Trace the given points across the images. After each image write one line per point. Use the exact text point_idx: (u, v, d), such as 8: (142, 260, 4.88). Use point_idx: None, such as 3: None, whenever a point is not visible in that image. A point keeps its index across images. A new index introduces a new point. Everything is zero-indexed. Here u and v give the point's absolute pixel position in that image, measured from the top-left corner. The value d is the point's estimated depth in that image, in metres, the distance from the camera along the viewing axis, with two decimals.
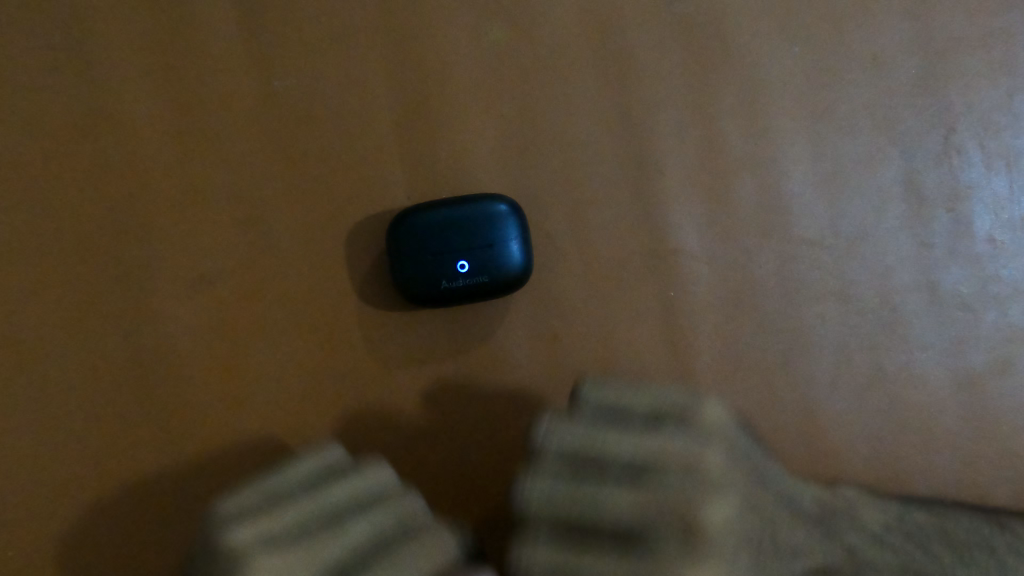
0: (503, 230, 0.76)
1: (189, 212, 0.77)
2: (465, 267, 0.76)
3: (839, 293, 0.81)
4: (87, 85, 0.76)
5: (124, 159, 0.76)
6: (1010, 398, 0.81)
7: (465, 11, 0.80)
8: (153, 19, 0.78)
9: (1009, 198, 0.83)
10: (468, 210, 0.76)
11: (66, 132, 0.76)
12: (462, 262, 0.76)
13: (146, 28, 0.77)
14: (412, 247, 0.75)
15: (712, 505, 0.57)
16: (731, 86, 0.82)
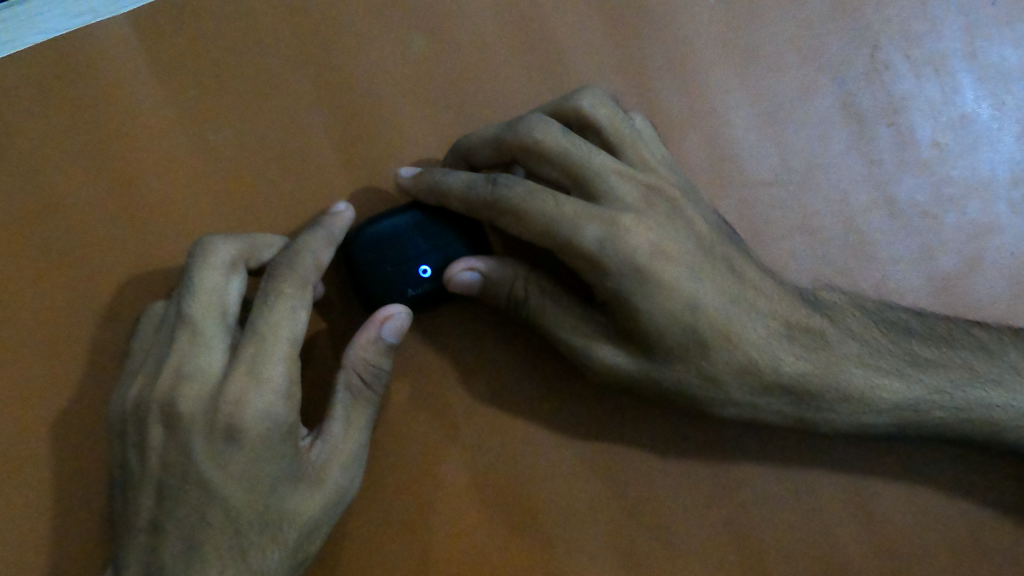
0: (459, 227, 0.76)
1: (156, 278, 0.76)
2: (429, 271, 0.74)
3: (802, 226, 0.83)
4: (28, 176, 0.76)
5: (81, 240, 0.76)
6: (986, 291, 0.83)
7: (383, 26, 0.80)
8: (76, 96, 0.76)
9: (944, 101, 0.85)
10: (421, 214, 0.75)
11: (19, 227, 0.76)
12: (425, 266, 0.74)
13: (72, 106, 0.76)
14: (371, 258, 0.73)
15: (580, 227, 0.68)
16: (657, 49, 0.83)
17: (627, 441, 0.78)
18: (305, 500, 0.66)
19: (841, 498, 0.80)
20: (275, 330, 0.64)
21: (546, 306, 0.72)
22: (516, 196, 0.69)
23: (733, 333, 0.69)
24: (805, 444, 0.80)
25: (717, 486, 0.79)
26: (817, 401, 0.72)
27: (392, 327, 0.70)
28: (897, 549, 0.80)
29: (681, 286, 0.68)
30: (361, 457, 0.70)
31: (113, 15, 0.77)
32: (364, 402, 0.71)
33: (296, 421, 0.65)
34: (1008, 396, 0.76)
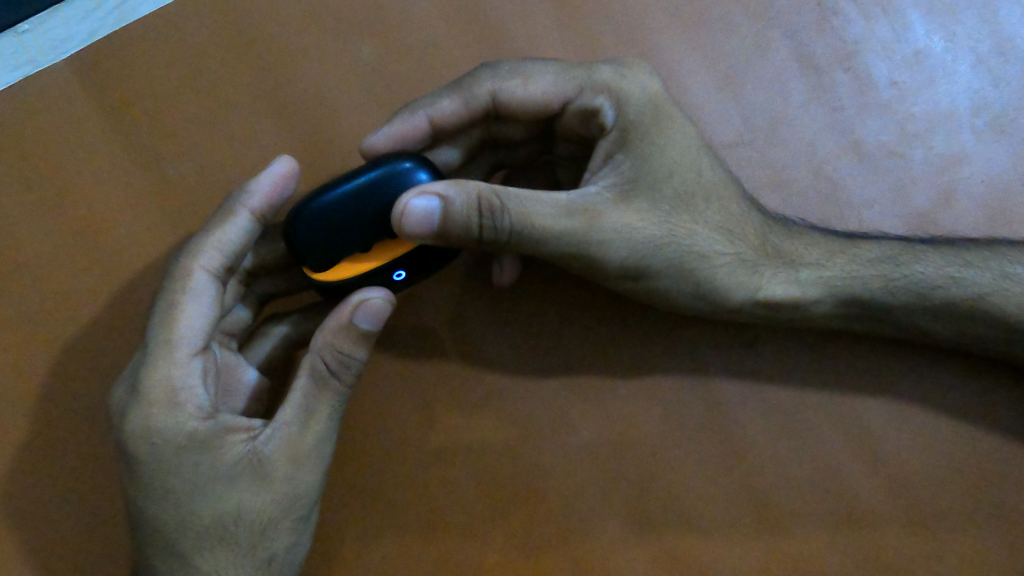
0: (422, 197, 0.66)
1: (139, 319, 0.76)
2: (402, 274, 0.68)
3: (774, 181, 0.82)
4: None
5: (59, 293, 0.76)
6: (962, 222, 0.83)
7: (333, 45, 0.80)
8: (38, 153, 0.77)
9: (896, 40, 0.85)
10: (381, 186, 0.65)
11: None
12: (400, 270, 0.67)
13: (36, 164, 0.77)
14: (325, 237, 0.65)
15: (597, 74, 0.74)
16: (608, 27, 0.83)
17: (629, 420, 0.76)
18: (248, 498, 0.61)
19: (852, 448, 0.77)
20: (158, 339, 0.63)
21: (529, 203, 0.65)
22: (520, 67, 0.75)
23: (724, 183, 0.74)
24: (811, 396, 0.77)
25: (728, 452, 0.76)
26: (797, 257, 0.76)
27: (369, 311, 0.62)
28: (919, 495, 0.76)
29: (688, 126, 0.74)
30: (321, 454, 0.63)
31: (54, 62, 0.77)
32: (330, 391, 0.63)
33: (196, 431, 0.60)
34: (989, 263, 0.77)
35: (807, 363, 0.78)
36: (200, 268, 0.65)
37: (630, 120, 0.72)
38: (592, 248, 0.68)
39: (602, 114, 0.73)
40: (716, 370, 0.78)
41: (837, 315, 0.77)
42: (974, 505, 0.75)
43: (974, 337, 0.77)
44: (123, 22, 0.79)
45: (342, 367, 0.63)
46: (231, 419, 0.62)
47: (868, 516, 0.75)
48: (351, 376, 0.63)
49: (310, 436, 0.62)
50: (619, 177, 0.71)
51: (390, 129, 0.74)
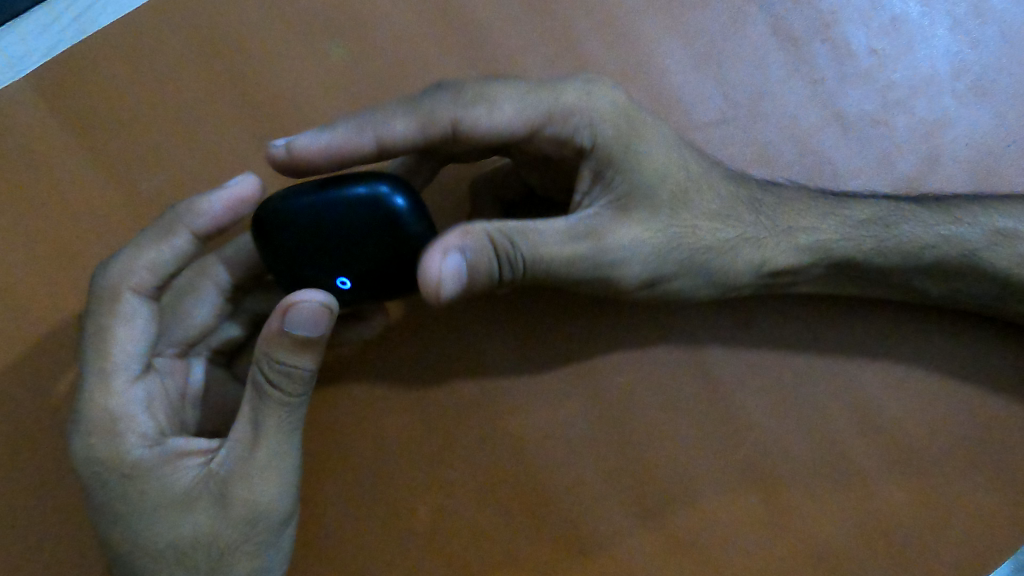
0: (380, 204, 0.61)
1: None
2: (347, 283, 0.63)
3: (759, 158, 0.81)
4: None
5: (35, 318, 0.74)
6: (948, 187, 0.82)
7: (300, 46, 0.78)
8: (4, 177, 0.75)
9: (872, 7, 0.84)
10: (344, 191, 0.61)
11: None
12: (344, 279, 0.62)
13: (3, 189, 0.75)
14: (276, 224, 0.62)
15: (563, 94, 0.70)
16: (580, 10, 0.82)
17: (628, 408, 0.75)
18: (204, 521, 0.60)
19: (856, 421, 0.76)
20: (93, 367, 0.62)
21: (537, 237, 0.64)
22: (482, 91, 0.69)
23: (706, 177, 0.73)
24: (809, 372, 0.77)
25: (729, 432, 0.75)
26: (791, 224, 0.75)
27: (297, 317, 0.57)
28: (924, 465, 0.75)
29: (662, 128, 0.72)
30: (275, 470, 0.61)
31: (14, 80, 0.75)
32: (276, 405, 0.59)
33: (140, 459, 0.60)
34: (979, 218, 0.76)
35: (802, 339, 0.77)
36: (131, 289, 0.63)
37: (606, 137, 0.69)
38: (609, 271, 0.68)
39: (578, 137, 0.70)
40: (712, 353, 0.76)
41: (826, 280, 0.76)
42: (979, 471, 0.75)
43: (967, 299, 0.76)
44: (81, 34, 0.76)
45: (285, 378, 0.58)
46: (182, 443, 0.62)
47: (874, 487, 0.75)
48: (298, 387, 0.59)
49: (260, 453, 0.60)
50: (609, 195, 0.70)
51: (331, 138, 0.67)
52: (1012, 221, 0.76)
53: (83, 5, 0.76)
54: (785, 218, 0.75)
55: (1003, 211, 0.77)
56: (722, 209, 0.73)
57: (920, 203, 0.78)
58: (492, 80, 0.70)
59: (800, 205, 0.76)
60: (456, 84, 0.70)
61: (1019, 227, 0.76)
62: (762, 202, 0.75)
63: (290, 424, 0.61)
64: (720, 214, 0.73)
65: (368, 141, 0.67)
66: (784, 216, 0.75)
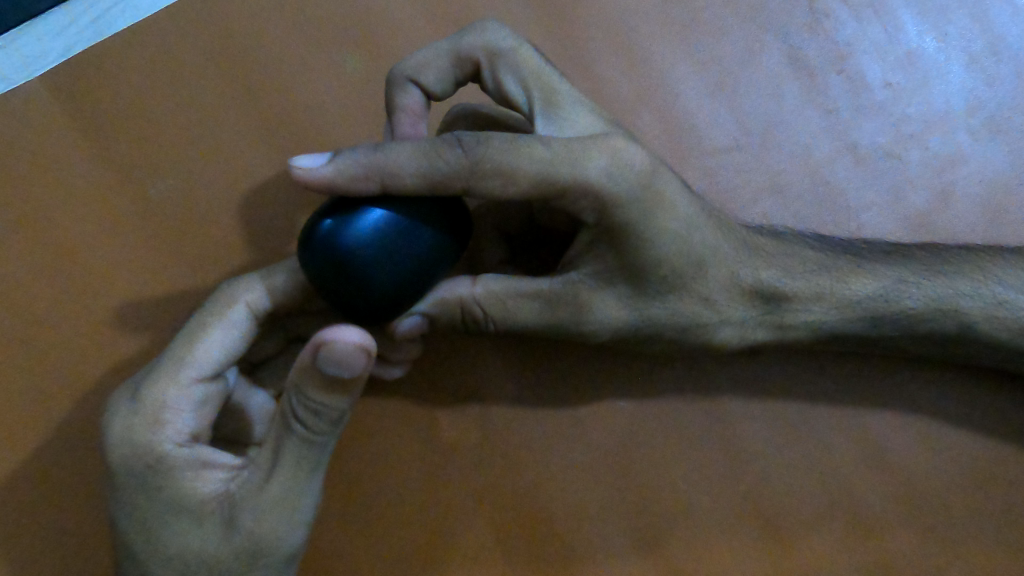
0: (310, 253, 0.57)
1: (119, 342, 0.74)
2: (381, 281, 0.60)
3: (770, 186, 0.81)
4: None
5: (38, 317, 0.74)
6: (960, 224, 0.81)
7: (315, 59, 0.78)
8: (14, 176, 0.75)
9: (889, 40, 0.84)
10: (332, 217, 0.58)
11: None
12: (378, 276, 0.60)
13: (12, 187, 0.75)
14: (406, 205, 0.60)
15: (584, 168, 0.60)
16: (596, 32, 0.82)
17: (630, 435, 0.75)
18: (211, 543, 0.59)
19: (858, 456, 0.75)
20: (173, 355, 0.63)
21: (511, 303, 0.66)
22: (504, 157, 0.58)
23: (715, 255, 0.68)
24: (813, 403, 0.76)
25: (732, 462, 0.75)
26: (786, 302, 0.72)
27: (340, 352, 0.55)
28: (926, 504, 0.74)
29: (681, 204, 0.65)
30: (285, 504, 0.60)
31: (29, 80, 0.76)
32: (300, 437, 0.58)
33: (170, 453, 0.59)
34: (980, 291, 0.74)
35: (807, 371, 0.77)
36: (240, 301, 0.65)
37: (617, 220, 0.62)
38: (579, 334, 0.68)
39: (582, 215, 0.62)
40: (717, 382, 0.76)
41: (818, 340, 0.75)
42: (982, 511, 0.74)
43: (966, 354, 0.75)
44: (97, 37, 0.77)
45: (311, 414, 0.58)
46: (211, 452, 0.61)
47: (875, 524, 0.74)
48: (323, 424, 0.58)
49: (276, 485, 0.59)
50: (602, 266, 0.65)
51: (336, 170, 0.57)
52: (1014, 295, 0.74)
53: (102, 9, 0.77)
54: (788, 288, 0.72)
55: (1006, 283, 0.74)
56: (734, 279, 0.69)
57: (935, 273, 0.75)
58: (523, 138, 0.59)
59: (808, 255, 0.74)
60: (473, 133, 0.58)
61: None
62: (766, 244, 0.73)
63: (313, 460, 0.60)
64: (731, 282, 0.69)
65: (374, 186, 0.57)
66: (781, 299, 0.72)
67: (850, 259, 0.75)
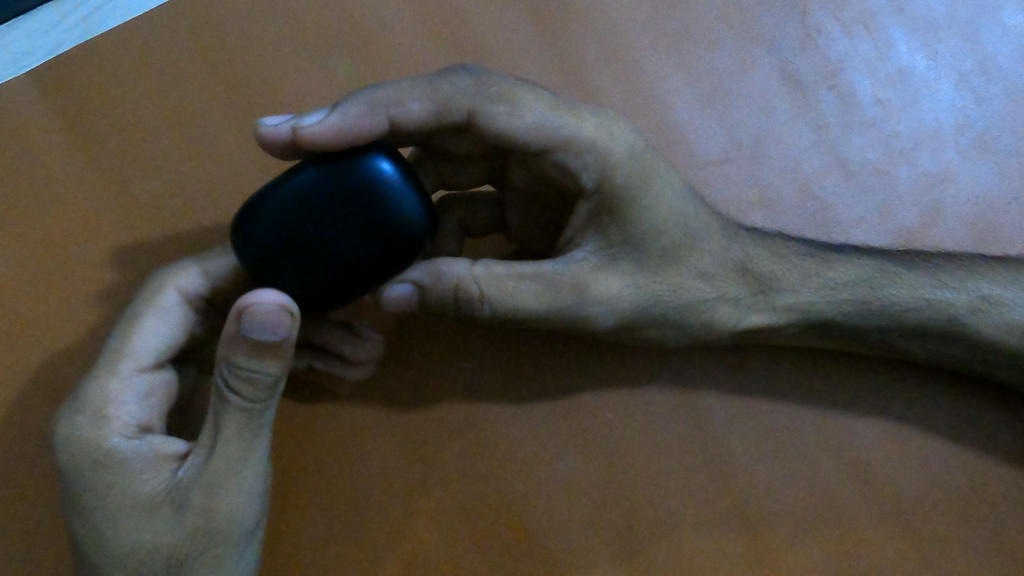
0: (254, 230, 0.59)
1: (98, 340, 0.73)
2: None
3: (760, 200, 0.81)
4: None
5: (14, 312, 0.73)
6: (949, 240, 0.81)
7: (307, 62, 0.78)
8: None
9: (879, 57, 0.84)
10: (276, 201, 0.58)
11: None
12: None
13: None
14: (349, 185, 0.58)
15: (582, 124, 0.65)
16: (589, 42, 0.82)
17: (614, 444, 0.74)
18: (163, 531, 0.58)
19: (847, 473, 0.74)
20: (110, 348, 0.63)
21: (510, 284, 0.65)
22: (507, 91, 0.65)
23: (702, 233, 0.70)
24: (802, 417, 0.75)
25: (718, 476, 0.73)
26: (774, 284, 0.74)
27: (259, 316, 0.55)
28: (915, 522, 0.73)
29: (671, 176, 0.68)
30: (231, 478, 0.58)
31: (15, 76, 0.75)
32: (236, 407, 0.57)
33: (116, 448, 0.59)
34: (965, 284, 0.74)
35: (795, 384, 0.76)
36: (177, 288, 0.65)
37: (616, 179, 0.65)
38: (579, 319, 0.67)
39: (581, 175, 0.66)
40: (704, 392, 0.75)
41: (808, 333, 0.74)
42: (973, 531, 0.73)
43: (955, 361, 0.75)
44: (88, 35, 0.77)
45: (247, 381, 0.57)
46: (161, 443, 0.60)
47: (863, 541, 0.73)
48: (258, 391, 0.57)
49: (218, 460, 0.58)
50: (603, 239, 0.67)
51: (342, 119, 0.62)
52: (999, 291, 0.74)
53: (93, 6, 0.77)
54: (773, 274, 0.74)
55: (990, 279, 0.74)
56: (719, 260, 0.71)
57: (922, 263, 0.76)
58: (524, 85, 0.66)
59: (794, 242, 0.76)
60: (478, 74, 0.67)
61: (1008, 296, 0.74)
62: (752, 233, 0.74)
63: (254, 428, 0.59)
64: (717, 258, 0.71)
65: (381, 120, 0.63)
66: (768, 281, 0.73)
67: (839, 252, 0.76)
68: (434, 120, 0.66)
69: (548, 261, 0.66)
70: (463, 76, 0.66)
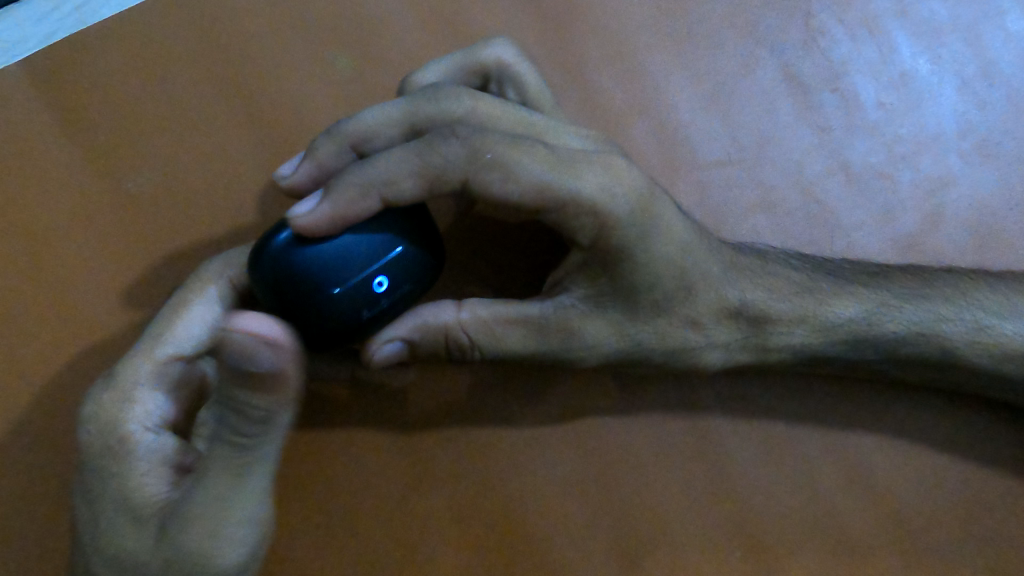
0: None
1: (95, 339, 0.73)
2: (384, 283, 0.59)
3: (762, 203, 0.81)
4: None
5: (10, 309, 0.72)
6: (948, 247, 0.81)
7: (307, 60, 0.77)
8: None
9: (883, 61, 0.84)
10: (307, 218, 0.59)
11: None
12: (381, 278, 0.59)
13: None
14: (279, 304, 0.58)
15: (581, 180, 0.60)
16: (591, 42, 0.82)
17: (613, 447, 0.75)
18: (143, 547, 0.55)
19: (843, 478, 0.75)
20: (153, 330, 0.64)
21: (499, 331, 0.65)
22: (502, 156, 0.59)
23: (702, 277, 0.68)
24: (799, 422, 0.76)
25: (714, 480, 0.74)
26: (770, 325, 0.72)
27: (262, 327, 0.53)
28: (907, 526, 0.74)
29: (671, 223, 0.65)
30: (214, 520, 0.53)
31: (7, 65, 0.75)
32: (229, 442, 0.52)
33: (138, 437, 0.59)
34: (960, 314, 0.75)
35: (793, 390, 0.77)
36: (223, 277, 0.65)
37: (612, 240, 0.62)
38: (569, 360, 0.68)
39: (576, 235, 0.62)
40: (704, 397, 0.76)
41: (801, 364, 0.75)
42: (963, 536, 0.74)
43: (951, 385, 0.76)
44: (80, 24, 0.76)
45: (241, 414, 0.50)
46: (171, 445, 0.60)
47: (856, 545, 0.74)
48: (252, 426, 0.51)
49: (205, 499, 0.53)
50: (592, 287, 0.65)
51: (331, 207, 0.58)
52: (997, 320, 0.74)
53: None
54: (769, 316, 0.72)
55: (986, 306, 0.75)
56: (715, 305, 0.69)
57: (920, 296, 0.75)
58: (521, 140, 0.60)
59: (794, 274, 0.74)
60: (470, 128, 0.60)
61: (1002, 324, 0.75)
62: (751, 265, 0.72)
63: (242, 471, 0.52)
64: (714, 301, 0.69)
65: (375, 200, 0.59)
66: (764, 323, 0.72)
67: (838, 284, 0.74)
68: (431, 188, 0.60)
69: (535, 303, 0.66)
70: (451, 146, 0.60)
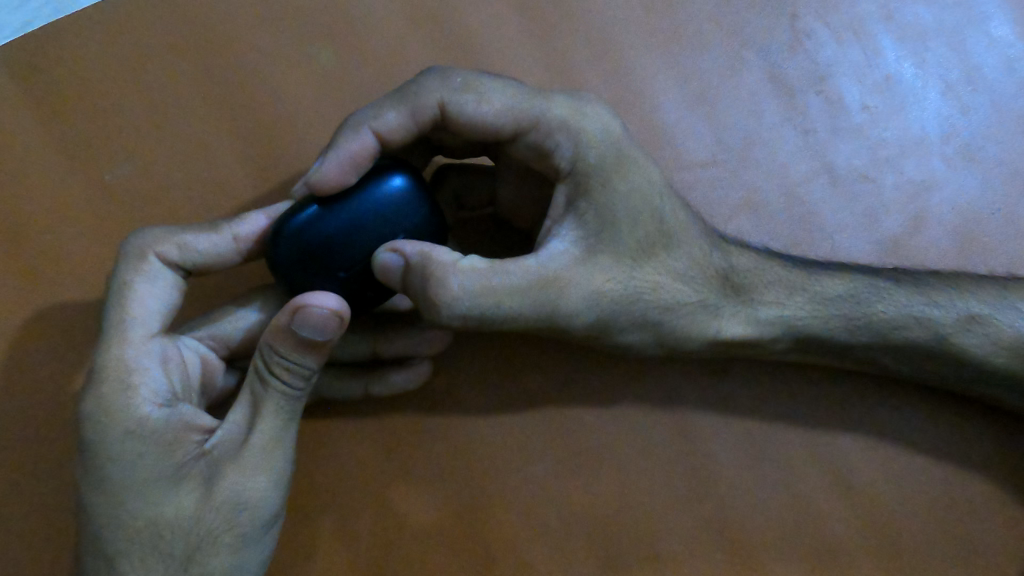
0: (391, 193, 0.63)
1: (79, 333, 0.74)
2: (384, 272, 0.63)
3: (747, 204, 0.81)
4: None
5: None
6: (932, 249, 0.82)
7: (291, 56, 0.77)
8: None
9: (867, 64, 0.84)
10: (341, 197, 0.63)
11: None
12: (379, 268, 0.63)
13: None
14: (286, 267, 0.63)
15: (549, 104, 0.66)
16: (579, 41, 0.81)
17: (594, 449, 0.74)
18: (190, 502, 0.59)
19: (825, 480, 0.75)
20: (112, 322, 0.62)
21: (493, 277, 0.61)
22: (472, 82, 0.67)
23: (686, 239, 0.70)
24: (782, 424, 0.76)
25: (696, 481, 0.74)
26: (758, 298, 0.73)
27: (309, 318, 0.59)
28: (889, 530, 0.74)
29: (654, 169, 0.68)
30: (265, 458, 0.61)
31: None
32: (277, 391, 0.61)
33: (149, 415, 0.59)
34: (955, 303, 0.75)
35: (776, 391, 0.76)
36: (155, 254, 0.65)
37: (591, 163, 0.66)
38: (564, 317, 0.64)
39: (558, 154, 0.67)
40: (687, 398, 0.75)
41: (793, 349, 0.74)
42: (945, 540, 0.74)
43: (942, 377, 0.75)
44: (57, 14, 0.76)
45: (289, 368, 0.60)
46: (188, 413, 0.61)
47: (840, 547, 0.73)
48: (300, 377, 0.61)
49: (252, 441, 0.61)
50: (583, 229, 0.65)
51: (332, 158, 0.64)
52: (988, 310, 0.74)
53: None
54: (753, 291, 0.73)
55: (978, 297, 0.75)
56: (702, 260, 0.71)
57: (907, 278, 0.76)
58: (490, 77, 0.68)
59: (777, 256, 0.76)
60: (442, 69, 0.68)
61: (995, 314, 0.74)
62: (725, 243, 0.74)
63: (290, 414, 0.62)
64: (701, 253, 0.71)
65: (369, 139, 0.66)
66: (751, 292, 0.73)
67: (826, 268, 0.76)
68: (412, 122, 0.67)
69: (532, 256, 0.64)
70: (430, 77, 0.67)
